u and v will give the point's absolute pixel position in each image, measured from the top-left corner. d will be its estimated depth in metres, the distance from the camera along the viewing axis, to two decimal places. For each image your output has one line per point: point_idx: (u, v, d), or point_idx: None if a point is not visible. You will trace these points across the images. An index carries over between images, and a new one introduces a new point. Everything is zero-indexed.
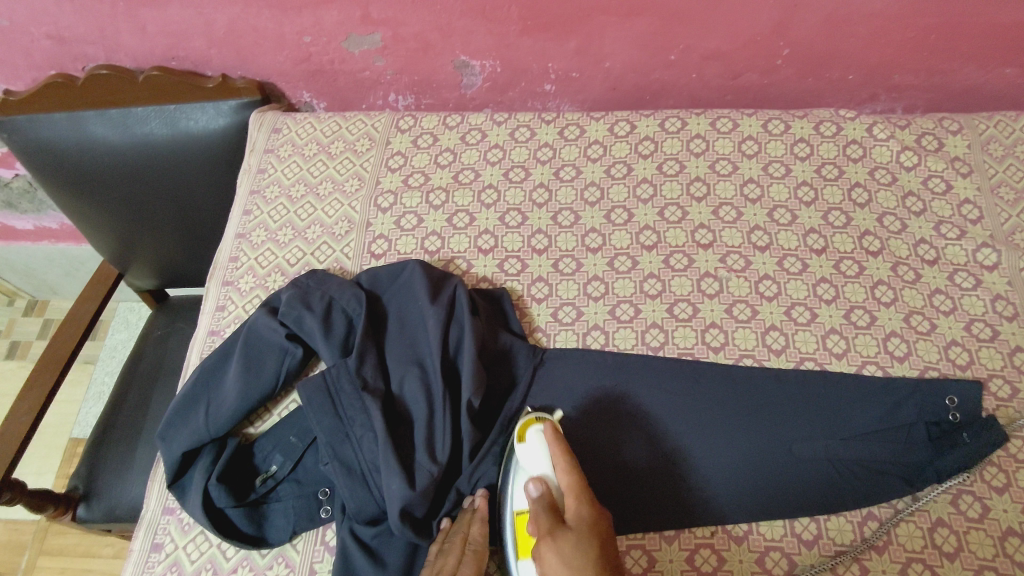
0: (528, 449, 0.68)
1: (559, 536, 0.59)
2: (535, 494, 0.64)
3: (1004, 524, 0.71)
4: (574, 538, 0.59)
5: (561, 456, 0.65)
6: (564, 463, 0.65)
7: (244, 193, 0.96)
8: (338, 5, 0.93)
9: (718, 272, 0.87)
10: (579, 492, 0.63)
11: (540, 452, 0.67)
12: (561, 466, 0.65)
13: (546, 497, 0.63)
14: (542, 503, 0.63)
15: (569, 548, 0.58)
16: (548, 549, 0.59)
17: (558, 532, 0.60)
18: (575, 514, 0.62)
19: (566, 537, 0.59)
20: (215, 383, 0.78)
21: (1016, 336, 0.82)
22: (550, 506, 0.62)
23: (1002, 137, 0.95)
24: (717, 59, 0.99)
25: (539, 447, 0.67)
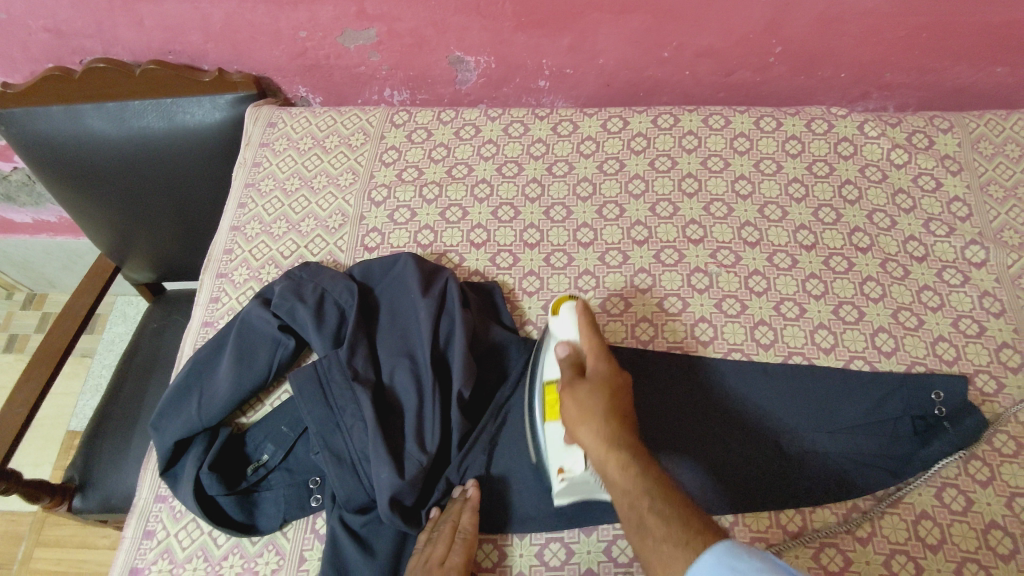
0: (557, 321, 0.73)
1: (576, 387, 0.67)
2: (561, 356, 0.71)
3: (987, 517, 0.72)
4: (587, 388, 0.66)
5: (584, 325, 0.72)
6: (587, 331, 0.71)
7: (239, 186, 0.97)
8: (333, 1, 0.94)
9: (708, 267, 0.88)
10: (599, 353, 0.70)
11: (569, 322, 0.73)
12: (585, 334, 0.71)
13: (571, 358, 0.70)
14: (566, 363, 0.70)
15: (584, 394, 0.66)
16: (566, 398, 0.67)
17: (576, 382, 0.68)
18: (594, 369, 0.69)
19: (581, 386, 0.67)
20: (208, 374, 0.79)
21: (1003, 333, 0.83)
22: (573, 363, 0.70)
23: (992, 136, 0.96)
24: (709, 56, 1.00)
25: (568, 317, 0.73)
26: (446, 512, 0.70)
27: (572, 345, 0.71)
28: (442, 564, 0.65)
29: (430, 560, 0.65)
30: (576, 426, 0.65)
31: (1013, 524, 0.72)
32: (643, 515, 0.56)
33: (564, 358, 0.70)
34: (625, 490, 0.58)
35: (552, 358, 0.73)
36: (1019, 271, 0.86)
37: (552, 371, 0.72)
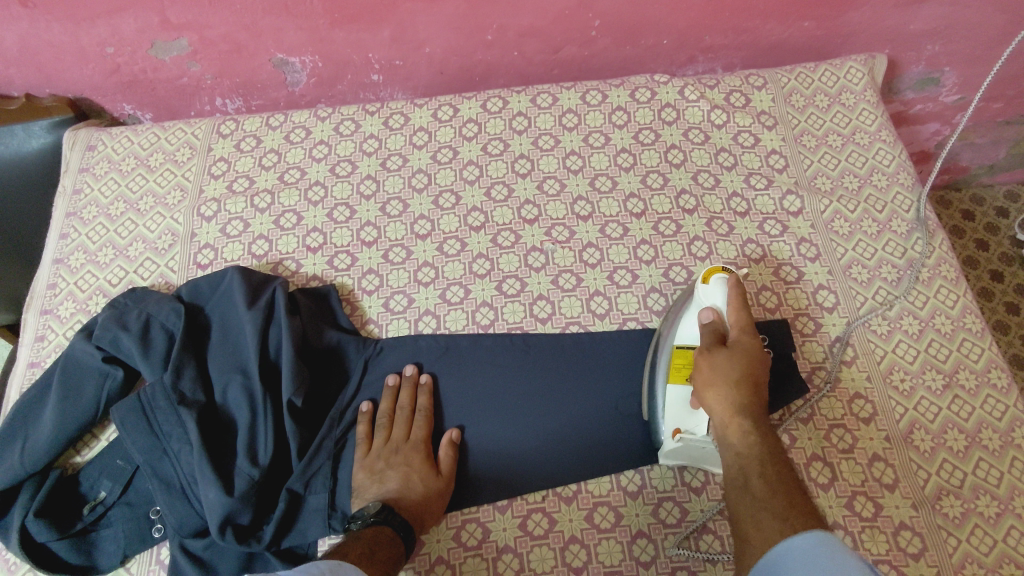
0: (708, 290, 0.74)
1: (718, 351, 0.70)
2: (704, 321, 0.73)
3: (808, 451, 0.77)
4: (727, 355, 0.69)
5: (736, 300, 0.73)
6: (736, 305, 0.73)
7: (59, 216, 0.93)
8: (132, 12, 0.91)
9: (544, 245, 0.89)
10: (743, 326, 0.72)
11: (719, 292, 0.74)
12: (733, 307, 0.73)
13: (714, 325, 0.72)
14: (708, 329, 0.72)
15: (723, 361, 0.69)
16: (701, 363, 0.70)
17: (716, 348, 0.70)
18: (738, 341, 0.71)
19: (721, 354, 0.69)
20: (32, 418, 0.76)
21: (819, 276, 0.88)
22: (714, 329, 0.72)
23: (803, 89, 1.02)
24: (533, 35, 1.01)
25: (718, 289, 0.74)
26: (380, 399, 0.79)
27: (717, 312, 0.74)
28: (407, 440, 0.75)
29: (394, 441, 0.75)
30: (707, 387, 0.68)
31: (832, 453, 0.77)
32: (750, 479, 0.61)
33: (707, 324, 0.73)
34: (741, 453, 0.63)
35: (691, 322, 0.76)
36: (831, 216, 0.92)
37: (686, 335, 0.75)
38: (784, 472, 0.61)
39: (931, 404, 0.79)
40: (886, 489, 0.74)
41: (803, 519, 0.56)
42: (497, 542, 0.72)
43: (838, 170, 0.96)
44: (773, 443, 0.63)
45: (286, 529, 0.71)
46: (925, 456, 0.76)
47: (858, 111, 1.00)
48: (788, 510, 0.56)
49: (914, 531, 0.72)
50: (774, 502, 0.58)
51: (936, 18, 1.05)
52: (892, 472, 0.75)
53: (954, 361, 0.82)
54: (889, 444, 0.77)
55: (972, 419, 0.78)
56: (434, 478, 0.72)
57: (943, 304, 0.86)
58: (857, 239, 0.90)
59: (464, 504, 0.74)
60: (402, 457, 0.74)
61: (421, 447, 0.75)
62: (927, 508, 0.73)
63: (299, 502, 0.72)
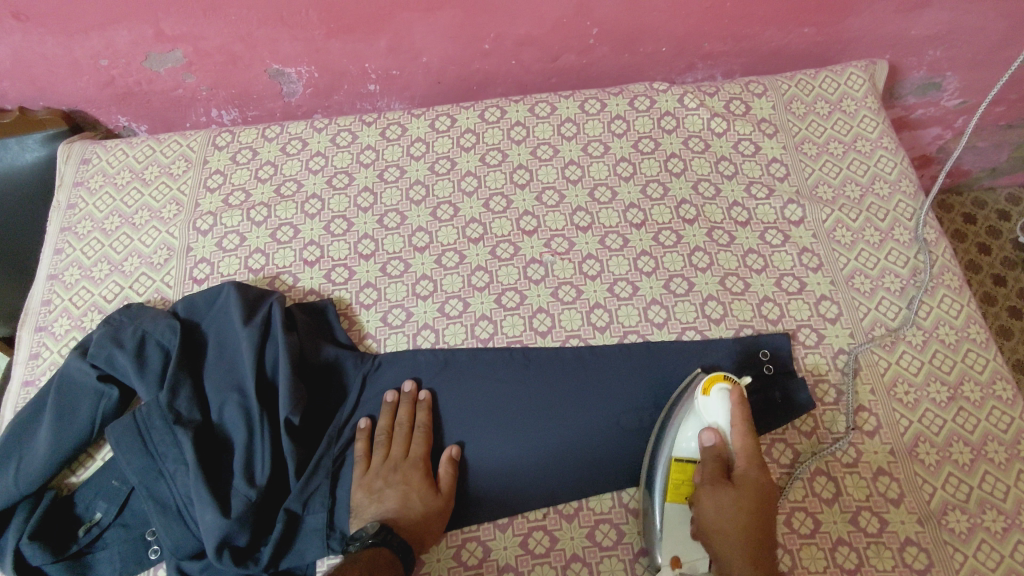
0: (708, 403, 0.71)
1: (722, 488, 0.66)
2: (706, 444, 0.70)
3: (812, 465, 0.76)
4: (733, 493, 0.66)
5: (739, 418, 0.70)
6: (740, 425, 0.69)
7: (54, 231, 0.92)
8: (125, 24, 0.90)
9: (543, 257, 0.89)
10: (749, 452, 0.68)
11: (721, 407, 0.71)
12: (737, 427, 0.70)
13: (715, 449, 0.69)
14: (710, 454, 0.69)
15: (728, 500, 0.65)
16: (705, 498, 0.67)
17: (720, 482, 0.67)
18: (744, 473, 0.67)
19: (727, 490, 0.66)
20: (27, 438, 0.75)
21: (821, 286, 0.87)
22: (717, 458, 0.69)
23: (804, 96, 1.01)
24: (531, 44, 1.00)
25: (720, 402, 0.71)
26: (379, 416, 0.78)
27: (719, 433, 0.70)
28: (406, 458, 0.74)
29: (393, 459, 0.74)
30: (712, 531, 0.65)
31: (836, 468, 0.76)
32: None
33: (709, 447, 0.69)
34: None
35: (692, 436, 0.72)
36: (833, 225, 0.91)
37: (685, 448, 0.72)
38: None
39: (936, 416, 0.78)
40: (891, 504, 0.74)
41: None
42: (498, 560, 0.72)
43: (839, 179, 0.95)
44: None
45: (284, 551, 0.70)
46: (930, 470, 0.75)
47: (860, 118, 0.99)
48: None
49: (920, 547, 0.71)
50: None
51: (938, 23, 1.04)
52: (897, 487, 0.74)
53: (958, 373, 0.81)
54: (893, 458, 0.76)
55: (978, 432, 0.78)
56: (433, 497, 0.72)
57: (947, 314, 0.85)
58: (859, 248, 0.90)
59: (465, 522, 0.74)
60: (401, 476, 0.73)
61: (420, 465, 0.74)
62: (933, 524, 0.72)
63: (298, 522, 0.71)
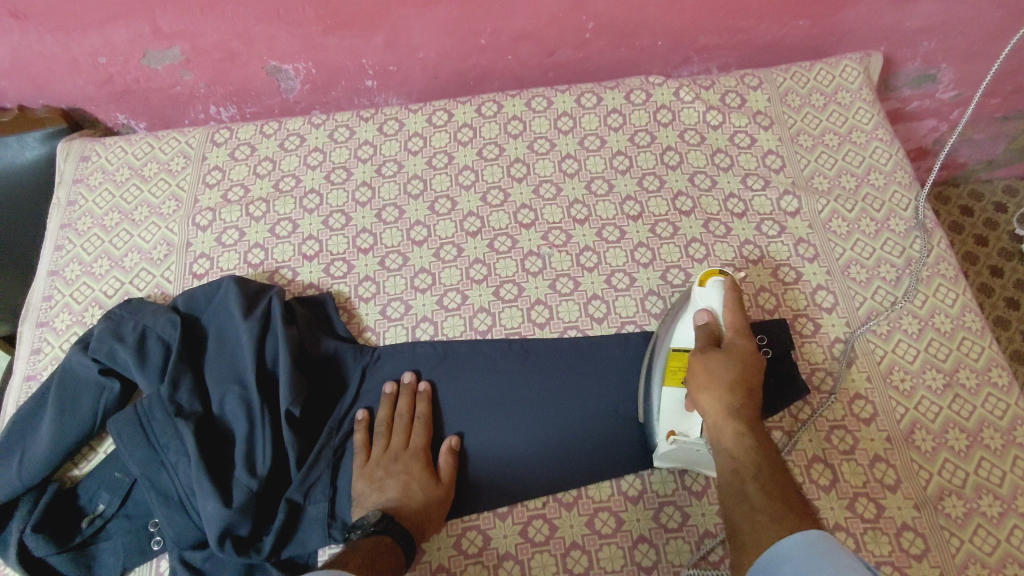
0: (704, 291, 0.73)
1: (711, 354, 0.70)
2: (699, 324, 0.73)
3: (809, 453, 0.76)
4: (722, 358, 0.69)
5: (731, 302, 0.72)
6: (730, 305, 0.72)
7: (54, 228, 0.92)
8: (123, 22, 0.90)
9: (540, 249, 0.89)
10: (738, 326, 0.71)
11: (714, 294, 0.73)
12: (729, 309, 0.72)
13: (709, 327, 0.72)
14: (704, 332, 0.72)
15: (717, 364, 0.69)
16: (697, 364, 0.70)
17: (710, 351, 0.70)
18: (733, 342, 0.71)
19: (716, 356, 0.69)
20: (29, 432, 0.75)
21: (818, 276, 0.87)
22: (709, 333, 0.72)
23: (799, 88, 1.02)
24: (527, 39, 1.01)
25: (715, 290, 0.73)
26: (378, 407, 0.78)
27: (712, 314, 0.73)
28: (406, 447, 0.75)
29: (394, 449, 0.75)
30: (701, 392, 0.69)
31: (832, 455, 0.76)
32: (743, 483, 0.62)
33: (701, 326, 0.72)
34: (735, 456, 0.64)
35: (687, 325, 0.75)
36: (829, 215, 0.92)
37: (682, 339, 0.75)
38: (772, 475, 0.62)
39: (932, 403, 0.79)
40: (888, 490, 0.74)
41: (793, 521, 0.57)
42: (498, 549, 0.72)
43: (834, 170, 0.95)
44: (766, 447, 0.65)
45: (286, 540, 0.71)
46: (926, 456, 0.76)
47: (854, 110, 1.00)
48: (781, 511, 0.58)
49: (917, 532, 0.72)
50: (769, 505, 0.59)
51: (931, 15, 1.05)
52: (894, 473, 0.75)
53: (954, 360, 0.82)
54: (890, 444, 0.77)
55: (974, 418, 0.78)
56: (435, 486, 0.72)
57: (943, 303, 0.85)
58: (855, 238, 0.90)
59: (465, 511, 0.74)
60: (401, 465, 0.73)
61: (421, 455, 0.74)
62: (930, 509, 0.73)
63: (299, 512, 0.72)
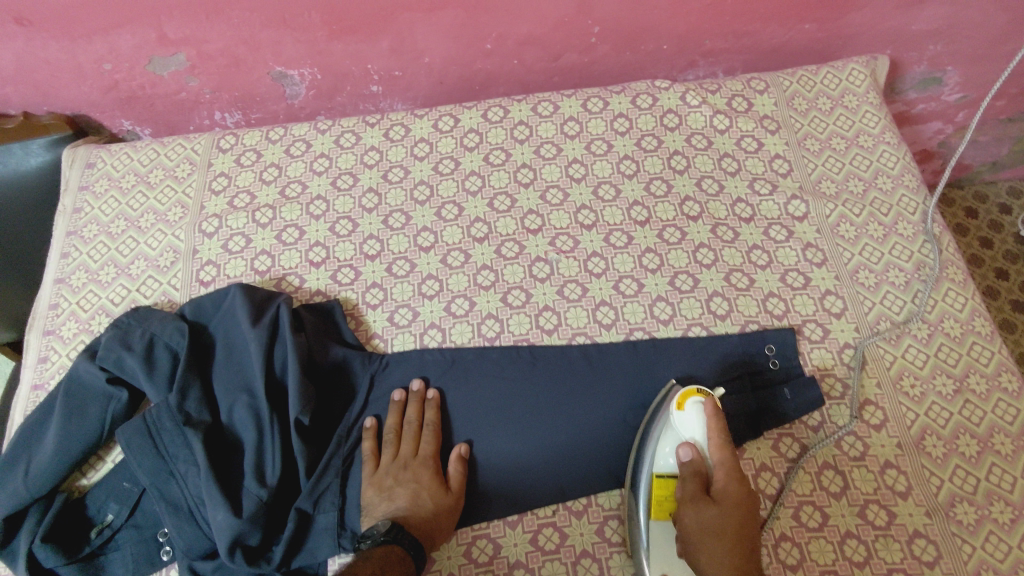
0: (684, 418, 0.71)
1: (704, 506, 0.66)
2: (684, 459, 0.69)
3: (820, 459, 0.76)
4: (716, 511, 0.66)
5: (715, 429, 0.69)
6: (716, 437, 0.69)
7: (60, 235, 0.92)
8: (129, 28, 0.90)
9: (548, 255, 0.89)
10: (727, 464, 0.68)
11: (696, 420, 0.70)
12: (714, 438, 0.69)
13: (694, 464, 0.69)
14: (689, 471, 0.69)
15: (711, 519, 0.65)
16: (689, 518, 0.66)
17: (701, 501, 0.67)
18: (723, 487, 0.67)
19: (710, 509, 0.66)
20: (36, 441, 0.75)
21: (826, 281, 0.87)
22: (695, 472, 0.68)
23: (805, 92, 1.01)
24: (532, 43, 1.00)
25: (696, 415, 0.70)
26: (387, 416, 0.78)
27: (695, 446, 0.70)
28: (416, 456, 0.75)
29: (403, 457, 0.75)
30: (698, 554, 0.65)
31: (843, 462, 0.76)
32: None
33: (687, 461, 0.69)
34: None
35: (669, 451, 0.71)
36: (837, 220, 0.91)
37: (665, 466, 0.71)
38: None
39: (942, 409, 0.79)
40: (899, 497, 0.74)
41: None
42: (509, 557, 0.72)
43: (842, 174, 0.95)
44: None
45: (296, 550, 0.70)
46: (937, 463, 0.76)
47: (861, 113, 0.99)
48: None
49: (929, 539, 0.72)
50: None
51: (937, 18, 1.04)
52: (905, 480, 0.75)
53: (964, 365, 0.81)
54: (900, 451, 0.76)
55: (984, 423, 0.78)
56: (444, 495, 0.72)
57: (952, 307, 0.85)
58: (863, 242, 0.90)
59: (475, 519, 0.74)
60: (411, 474, 0.73)
61: (430, 464, 0.74)
62: (941, 516, 0.73)
63: (309, 521, 0.71)
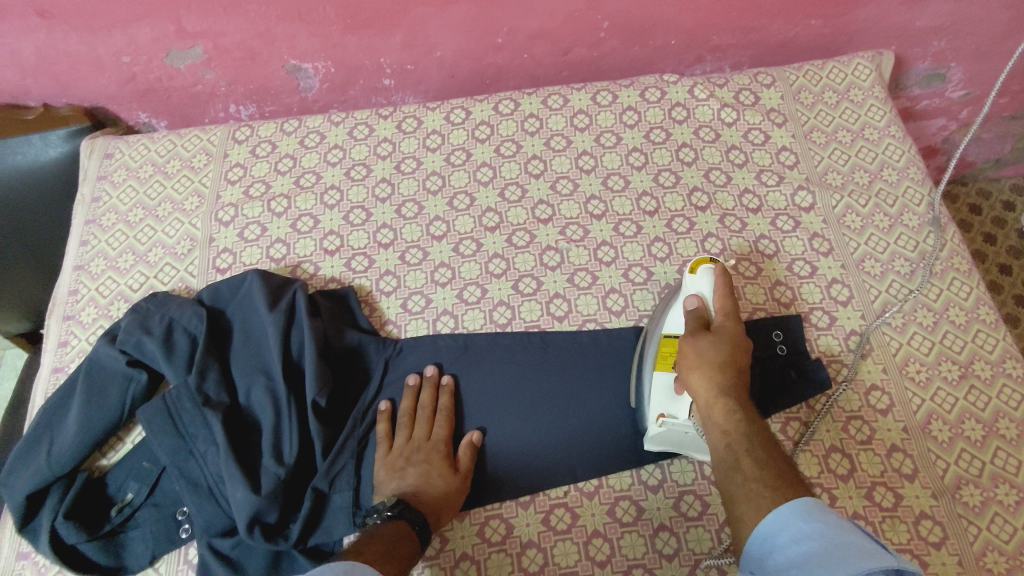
0: (695, 278, 0.76)
1: (701, 337, 0.71)
2: (690, 308, 0.74)
3: (827, 443, 0.77)
4: (713, 340, 0.71)
5: (722, 287, 0.75)
6: (722, 293, 0.74)
7: (79, 224, 0.94)
8: (148, 21, 0.92)
9: (558, 244, 0.90)
10: (728, 311, 0.73)
11: (704, 279, 0.75)
12: (719, 295, 0.74)
13: (699, 311, 0.74)
14: (694, 316, 0.74)
15: (708, 346, 0.70)
16: (688, 346, 0.71)
17: (699, 333, 0.72)
18: (721, 327, 0.73)
19: (707, 339, 0.71)
20: (57, 421, 0.77)
21: (833, 270, 0.89)
22: (699, 316, 0.73)
23: (812, 86, 1.03)
24: (543, 38, 1.02)
25: (705, 278, 0.75)
26: (401, 400, 0.80)
27: (701, 299, 0.75)
28: (428, 439, 0.76)
29: (416, 439, 0.76)
30: (690, 373, 0.70)
31: (850, 445, 0.77)
32: (738, 455, 0.62)
33: (692, 310, 0.74)
34: (728, 430, 0.65)
35: (678, 311, 0.77)
36: (842, 211, 0.93)
37: (674, 325, 0.76)
38: (764, 440, 0.63)
39: (948, 394, 0.80)
40: (906, 479, 0.75)
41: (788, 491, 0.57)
42: (521, 537, 0.73)
43: (848, 166, 0.96)
44: (757, 424, 0.65)
45: (312, 528, 0.71)
46: (943, 446, 0.77)
47: (867, 107, 1.01)
48: (776, 480, 0.58)
49: (935, 520, 0.73)
50: (762, 478, 0.59)
51: (941, 15, 1.06)
52: (911, 463, 0.76)
53: (969, 352, 0.83)
54: (907, 435, 0.77)
55: (989, 409, 0.79)
56: (454, 479, 0.73)
57: (957, 296, 0.86)
58: (869, 233, 0.91)
59: (487, 499, 0.75)
60: (422, 455, 0.74)
61: (442, 447, 0.75)
62: (948, 498, 0.74)
63: (325, 500, 0.73)
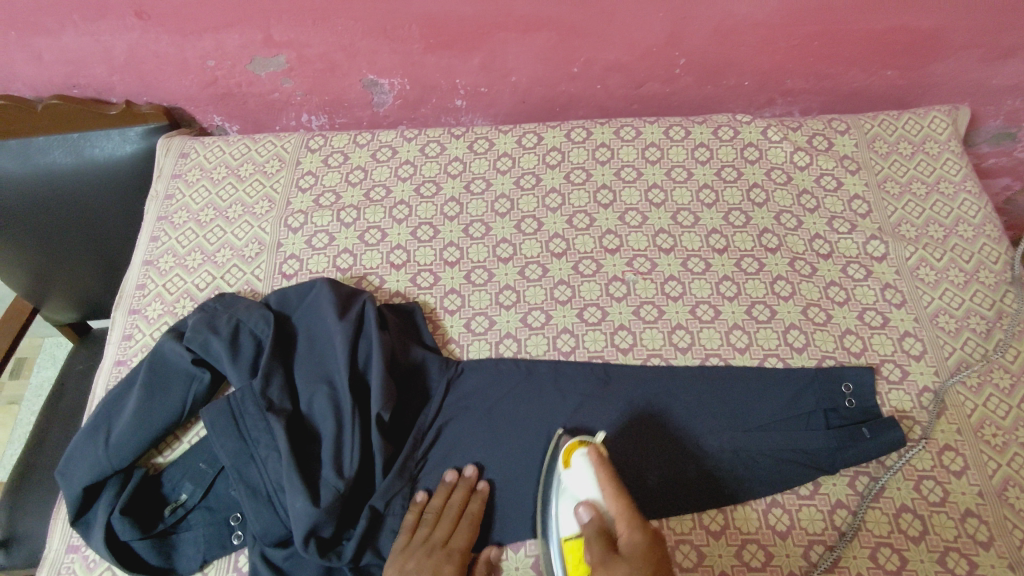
0: (574, 476, 0.69)
1: (614, 564, 0.59)
2: (585, 521, 0.65)
3: (897, 502, 0.74)
4: (626, 563, 0.58)
5: (604, 480, 0.67)
6: (608, 487, 0.66)
7: (151, 219, 0.95)
8: (239, 28, 0.94)
9: (625, 275, 0.89)
10: (625, 513, 0.64)
11: (585, 477, 0.68)
12: (608, 493, 0.66)
13: (595, 522, 0.65)
14: (593, 529, 0.64)
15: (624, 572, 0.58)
16: None
17: (612, 560, 0.60)
18: (626, 539, 0.61)
19: (620, 563, 0.59)
20: (118, 414, 0.76)
21: (904, 323, 0.87)
22: (598, 530, 0.64)
23: (886, 136, 1.02)
24: (618, 70, 1.03)
25: (584, 469, 0.68)
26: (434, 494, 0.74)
27: (594, 506, 0.66)
28: (445, 544, 0.70)
29: (432, 541, 0.70)
30: None
31: (921, 506, 0.74)
32: None
33: (587, 521, 0.65)
34: None
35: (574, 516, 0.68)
36: (916, 263, 0.91)
37: (569, 527, 0.68)
38: None
39: None
40: (981, 546, 0.72)
41: None
42: None
43: (922, 219, 0.95)
44: None
45: (365, 547, 0.70)
46: (1020, 515, 0.74)
47: (942, 161, 1.00)
48: None
49: None
50: None
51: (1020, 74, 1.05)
52: (986, 530, 0.73)
53: None
54: (982, 500, 0.74)
55: None
56: None
57: None
58: (943, 287, 0.89)
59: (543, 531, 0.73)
60: (433, 563, 0.68)
61: (456, 557, 0.69)
62: None
63: (379, 521, 0.72)
